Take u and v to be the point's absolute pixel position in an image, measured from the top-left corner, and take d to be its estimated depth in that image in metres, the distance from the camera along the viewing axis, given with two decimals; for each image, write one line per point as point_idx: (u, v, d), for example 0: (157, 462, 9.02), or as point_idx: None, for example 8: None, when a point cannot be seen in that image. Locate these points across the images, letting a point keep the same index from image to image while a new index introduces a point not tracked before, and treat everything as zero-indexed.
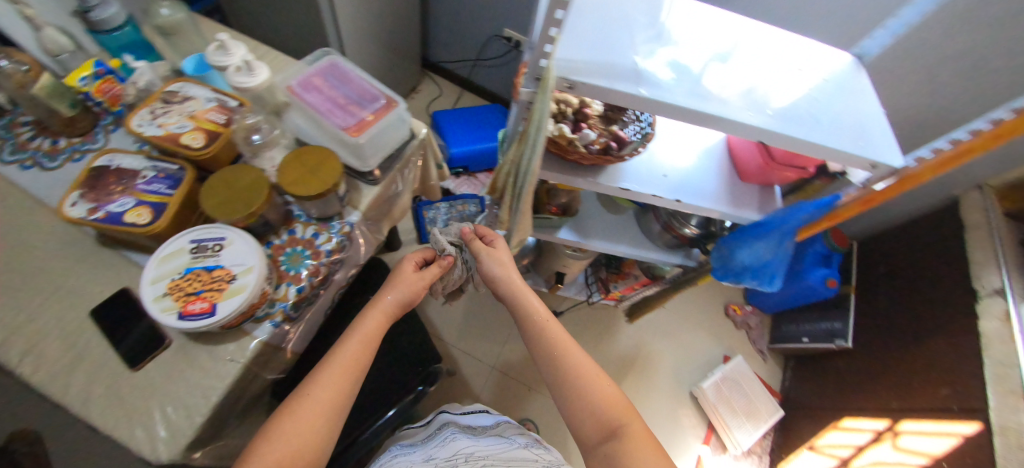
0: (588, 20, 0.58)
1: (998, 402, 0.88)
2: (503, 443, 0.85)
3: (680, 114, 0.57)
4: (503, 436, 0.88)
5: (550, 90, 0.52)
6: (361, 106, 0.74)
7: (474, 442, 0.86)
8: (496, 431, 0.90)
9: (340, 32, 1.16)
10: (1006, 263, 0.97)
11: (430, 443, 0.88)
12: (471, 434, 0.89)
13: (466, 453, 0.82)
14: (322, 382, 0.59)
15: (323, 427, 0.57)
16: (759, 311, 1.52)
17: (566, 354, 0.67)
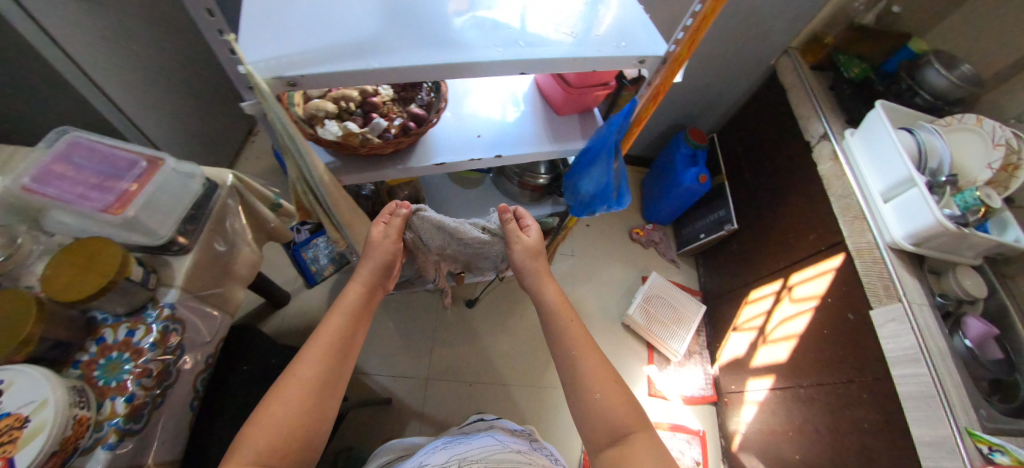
0: (293, 6, 0.52)
1: (850, 229, 0.98)
2: (493, 446, 0.75)
3: (428, 75, 0.53)
4: (493, 440, 0.79)
5: (265, 96, 0.46)
6: (120, 177, 0.65)
7: (464, 446, 0.76)
8: (485, 435, 0.81)
9: (125, 96, 1.02)
10: (821, 110, 1.10)
11: (417, 457, 0.78)
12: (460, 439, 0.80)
13: (460, 456, 0.72)
14: (311, 363, 0.56)
15: (313, 412, 0.53)
16: (660, 226, 1.61)
17: (569, 335, 0.65)
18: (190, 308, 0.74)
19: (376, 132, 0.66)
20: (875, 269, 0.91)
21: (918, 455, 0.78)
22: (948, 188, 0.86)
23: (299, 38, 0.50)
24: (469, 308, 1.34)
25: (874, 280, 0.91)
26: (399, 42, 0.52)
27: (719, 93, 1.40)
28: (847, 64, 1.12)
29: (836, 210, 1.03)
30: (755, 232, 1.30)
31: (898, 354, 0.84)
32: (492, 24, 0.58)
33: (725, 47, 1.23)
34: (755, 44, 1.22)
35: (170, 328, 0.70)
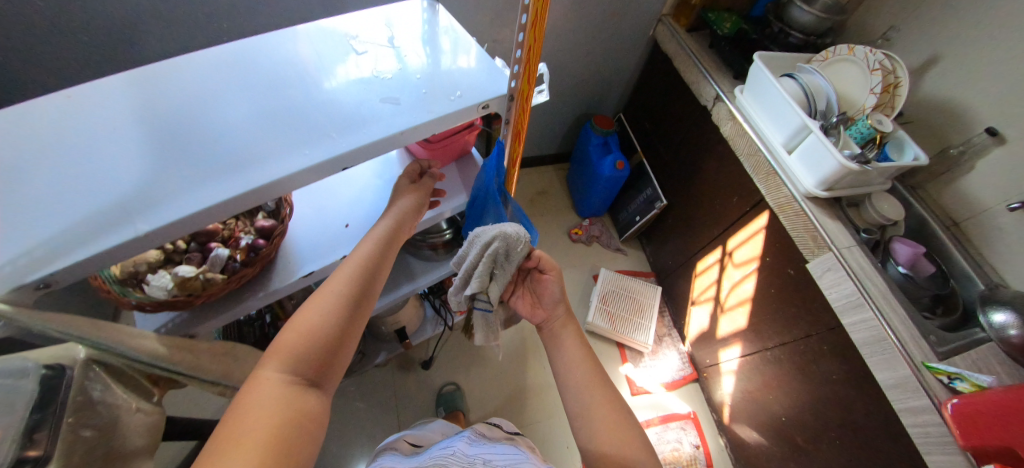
0: (21, 174, 0.41)
1: (767, 187, 0.97)
2: (518, 457, 0.68)
3: (230, 210, 0.42)
4: (521, 453, 0.71)
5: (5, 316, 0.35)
6: None
7: (493, 449, 0.70)
8: (516, 448, 0.73)
9: None
10: (708, 72, 1.08)
11: (442, 444, 0.73)
12: (487, 439, 0.74)
13: (488, 457, 0.65)
14: (350, 273, 0.50)
15: (346, 328, 0.47)
16: (597, 218, 1.58)
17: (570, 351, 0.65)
18: None
19: (218, 266, 0.56)
20: (799, 221, 0.90)
21: (889, 399, 0.77)
22: (840, 127, 0.86)
23: (30, 217, 0.38)
24: (427, 370, 1.26)
25: (801, 232, 0.90)
26: (174, 182, 0.42)
27: (611, 75, 1.38)
28: (718, 21, 1.11)
29: (749, 169, 1.01)
30: (683, 203, 1.29)
31: (843, 302, 0.83)
32: (294, 116, 0.47)
33: (601, 31, 1.20)
34: (629, 21, 1.20)
35: None
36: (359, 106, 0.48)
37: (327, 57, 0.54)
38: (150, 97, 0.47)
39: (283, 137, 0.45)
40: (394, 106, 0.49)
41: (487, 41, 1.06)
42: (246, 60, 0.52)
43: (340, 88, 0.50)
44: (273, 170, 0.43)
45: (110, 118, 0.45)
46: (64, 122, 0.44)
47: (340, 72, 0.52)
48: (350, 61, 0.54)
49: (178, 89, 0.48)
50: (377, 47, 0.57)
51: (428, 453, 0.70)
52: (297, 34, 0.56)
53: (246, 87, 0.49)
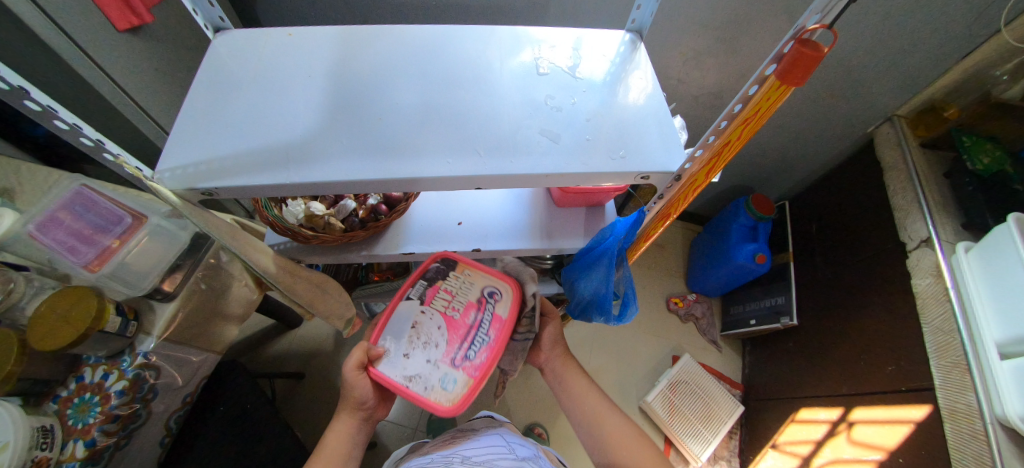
0: (234, 97, 0.49)
1: (945, 380, 0.74)
2: (496, 444, 0.67)
3: (356, 187, 0.44)
4: (502, 439, 0.69)
5: (175, 208, 0.45)
6: (104, 232, 0.66)
7: (470, 445, 0.67)
8: (495, 432, 0.72)
9: None
10: (928, 207, 0.85)
11: (424, 451, 0.71)
12: (466, 437, 0.71)
13: (463, 455, 0.63)
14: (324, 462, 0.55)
15: None
16: (704, 297, 1.41)
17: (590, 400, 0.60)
18: (168, 355, 0.75)
19: (343, 214, 0.60)
20: (971, 446, 0.68)
21: None
22: None
23: (222, 137, 0.47)
24: None
25: (969, 461, 0.68)
26: (324, 148, 0.45)
27: (796, 157, 1.17)
28: (974, 150, 0.86)
29: (930, 346, 0.79)
30: (818, 335, 1.07)
31: None
32: (454, 119, 0.47)
33: (806, 108, 1.02)
34: (847, 108, 0.99)
35: (142, 375, 0.71)
36: (516, 130, 0.46)
37: (506, 63, 0.52)
38: (344, 58, 0.52)
39: (431, 138, 0.46)
40: (549, 142, 0.46)
41: (670, 80, 0.97)
42: (432, 45, 0.53)
43: (502, 105, 0.48)
44: (408, 168, 0.43)
45: (305, 70, 0.51)
46: (276, 65, 0.52)
47: (511, 85, 0.50)
48: (526, 76, 0.51)
49: (367, 57, 0.52)
50: (560, 67, 0.52)
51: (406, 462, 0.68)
52: (492, 30, 0.55)
53: (422, 73, 0.50)
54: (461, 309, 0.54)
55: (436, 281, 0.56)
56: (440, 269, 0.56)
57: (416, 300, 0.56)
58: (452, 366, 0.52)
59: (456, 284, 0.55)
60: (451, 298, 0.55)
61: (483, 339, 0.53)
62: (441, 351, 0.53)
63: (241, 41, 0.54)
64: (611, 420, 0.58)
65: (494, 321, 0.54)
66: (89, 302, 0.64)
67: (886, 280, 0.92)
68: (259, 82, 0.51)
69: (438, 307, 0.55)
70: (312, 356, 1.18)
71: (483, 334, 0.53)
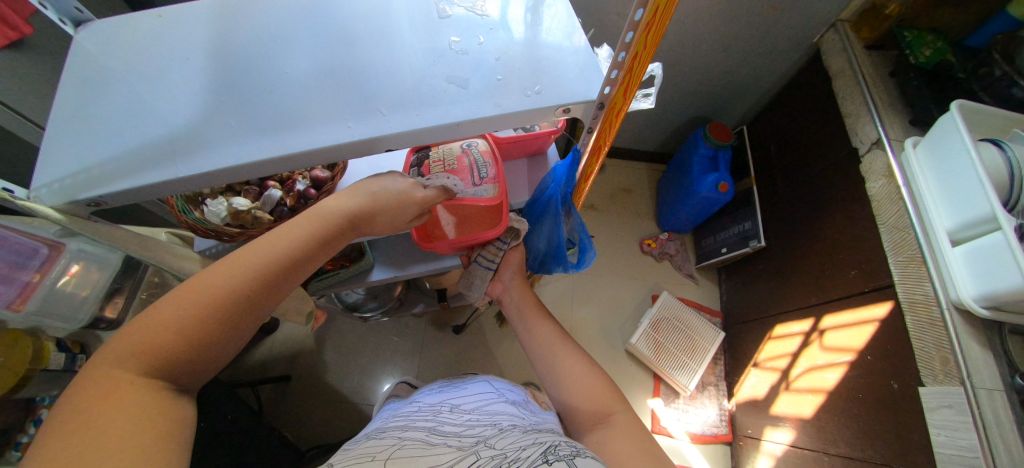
0: (106, 94, 0.44)
1: (903, 275, 0.76)
2: (485, 395, 0.62)
3: (259, 169, 0.41)
4: (490, 387, 0.66)
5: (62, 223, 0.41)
6: (21, 268, 0.59)
7: (460, 392, 0.64)
8: (483, 380, 0.68)
9: None
10: (876, 108, 0.85)
11: (412, 396, 0.68)
12: (455, 385, 0.67)
13: (452, 403, 0.60)
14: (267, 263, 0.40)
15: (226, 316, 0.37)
16: (677, 234, 1.42)
17: (558, 346, 0.58)
18: None
19: (268, 205, 0.57)
20: (931, 333, 0.70)
21: None
22: None
23: (99, 138, 0.42)
24: (457, 335, 1.24)
25: (928, 347, 0.71)
26: (215, 130, 0.41)
27: (748, 79, 1.15)
28: (916, 44, 0.85)
29: (888, 245, 0.80)
30: (785, 253, 1.09)
31: (951, 452, 0.65)
32: (352, 79, 0.43)
33: (750, 27, 0.98)
34: (789, 20, 0.96)
35: None
36: (421, 81, 0.43)
37: (406, 10, 0.47)
38: (224, 30, 0.46)
39: (332, 101, 0.42)
40: (458, 89, 0.42)
41: (608, 15, 0.92)
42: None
43: (405, 57, 0.44)
44: (307, 138, 0.40)
45: (182, 49, 0.46)
46: (150, 50, 0.46)
47: (413, 33, 0.46)
48: (429, 23, 0.46)
49: (249, 25, 0.46)
50: (466, 7, 0.48)
51: (392, 406, 0.66)
52: None
53: (312, 35, 0.46)
54: (455, 162, 0.58)
55: (422, 161, 0.59)
56: (422, 154, 0.60)
57: (419, 179, 0.57)
58: (477, 186, 0.56)
59: (440, 152, 0.59)
60: (443, 162, 0.58)
61: (484, 165, 0.57)
62: (463, 182, 0.56)
63: (105, 30, 0.48)
64: (577, 373, 0.55)
65: (484, 154, 0.58)
66: (26, 340, 0.61)
67: (844, 188, 0.92)
68: (132, 73, 0.45)
69: (437, 170, 0.57)
70: (295, 356, 1.17)
71: (485, 163, 0.57)
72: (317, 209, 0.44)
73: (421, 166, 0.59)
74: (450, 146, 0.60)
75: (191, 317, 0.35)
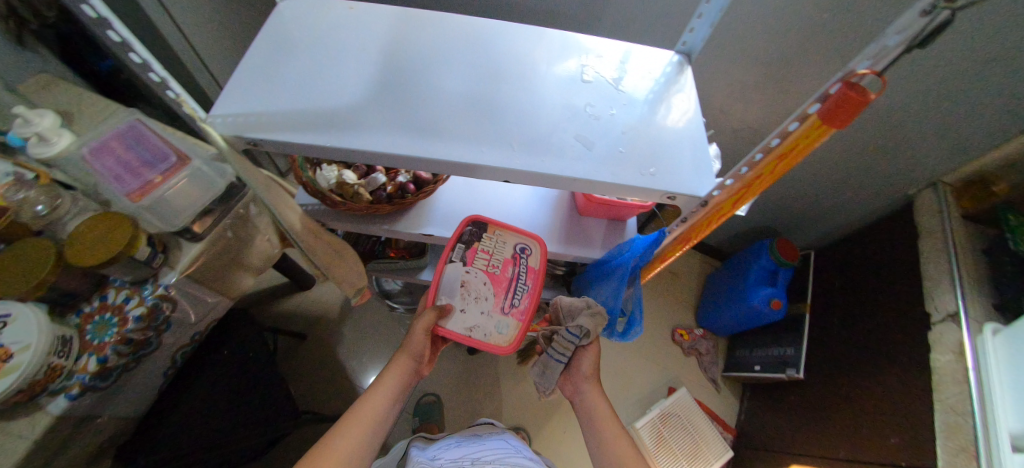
0: (291, 57, 0.52)
1: (949, 464, 0.71)
2: (502, 452, 0.73)
3: (396, 161, 0.46)
4: (506, 444, 0.77)
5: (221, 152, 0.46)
6: (151, 167, 0.70)
7: (478, 446, 0.75)
8: (499, 437, 0.79)
9: None
10: (962, 283, 0.81)
11: (438, 442, 0.79)
12: (474, 438, 0.79)
13: (472, 458, 0.71)
14: (375, 409, 0.63)
15: (364, 447, 0.60)
16: (711, 334, 1.39)
17: (604, 418, 0.65)
18: (186, 292, 0.79)
19: (372, 186, 0.63)
20: None
21: None
22: None
23: (274, 93, 0.49)
24: (469, 356, 1.26)
25: None
26: (370, 117, 0.47)
27: (830, 207, 1.14)
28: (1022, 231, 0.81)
29: (939, 427, 0.76)
30: (822, 395, 1.04)
31: None
32: (494, 111, 0.49)
33: (847, 162, 0.98)
34: (889, 168, 0.96)
35: (160, 306, 0.75)
36: (554, 131, 0.49)
37: (552, 67, 0.54)
38: (398, 37, 0.54)
39: (474, 124, 0.48)
40: (583, 149, 0.48)
41: (712, 111, 0.96)
42: (482, 35, 0.55)
43: (543, 108, 0.50)
44: (446, 148, 0.45)
45: (360, 41, 0.53)
46: (334, 34, 0.54)
47: (555, 88, 0.52)
48: (570, 82, 0.53)
49: (419, 39, 0.54)
50: (607, 79, 0.54)
51: (421, 448, 0.78)
52: (545, 34, 0.57)
53: (469, 64, 0.52)
54: (500, 266, 0.60)
55: (471, 244, 0.60)
56: (473, 232, 0.60)
57: (459, 264, 0.60)
58: (503, 314, 0.60)
59: (492, 244, 0.61)
60: (488, 258, 0.60)
61: (522, 288, 0.60)
62: (492, 303, 0.60)
63: (303, 6, 0.57)
64: (617, 442, 0.63)
65: (528, 270, 0.60)
66: (126, 226, 0.68)
67: (907, 352, 0.88)
68: (316, 47, 0.53)
69: (480, 267, 0.60)
70: (316, 321, 1.22)
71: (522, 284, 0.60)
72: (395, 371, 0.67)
73: (468, 246, 0.61)
74: (504, 239, 0.61)
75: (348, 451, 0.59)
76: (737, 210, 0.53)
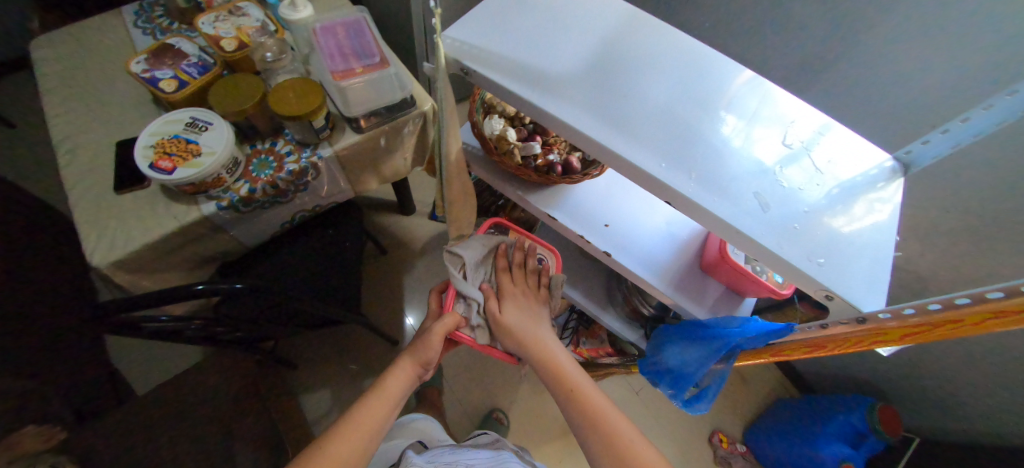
0: (526, 9, 0.56)
1: None
2: (495, 458, 0.75)
3: (581, 141, 0.50)
4: (498, 453, 0.78)
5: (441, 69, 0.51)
6: (358, 57, 0.79)
7: (471, 454, 0.77)
8: (492, 448, 0.81)
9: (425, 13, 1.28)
10: None
11: (431, 449, 0.81)
12: (468, 449, 0.80)
13: (465, 463, 0.73)
14: (377, 407, 0.63)
15: (365, 440, 0.59)
16: (752, 457, 1.24)
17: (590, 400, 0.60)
18: (329, 169, 0.90)
19: (525, 152, 0.66)
20: None
21: None
22: None
23: (502, 36, 0.53)
24: None
25: None
26: (575, 92, 0.50)
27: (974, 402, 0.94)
28: None
29: None
30: None
31: None
32: (685, 135, 0.50)
33: None
34: None
35: (308, 170, 0.86)
36: (732, 180, 0.49)
37: (753, 118, 0.54)
38: (623, 33, 0.55)
39: (662, 139, 0.49)
40: (756, 208, 0.48)
41: None
42: (700, 59, 0.55)
43: (731, 157, 0.50)
44: (631, 150, 0.48)
45: (589, 18, 0.56)
46: (568, 2, 0.57)
47: (748, 139, 0.52)
48: (765, 141, 0.52)
49: (641, 44, 0.55)
50: (805, 155, 0.52)
51: (413, 451, 0.80)
52: (758, 88, 0.56)
53: (678, 86, 0.53)
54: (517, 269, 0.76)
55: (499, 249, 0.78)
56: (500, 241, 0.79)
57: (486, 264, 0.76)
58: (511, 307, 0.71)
59: (515, 251, 0.78)
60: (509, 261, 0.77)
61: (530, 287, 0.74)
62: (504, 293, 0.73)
63: None
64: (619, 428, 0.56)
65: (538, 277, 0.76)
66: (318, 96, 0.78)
67: None
68: (549, 11, 0.56)
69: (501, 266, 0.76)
70: (400, 244, 1.32)
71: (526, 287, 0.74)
72: (396, 376, 0.67)
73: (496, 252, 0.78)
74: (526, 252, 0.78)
75: (352, 442, 0.57)
76: (877, 346, 0.48)
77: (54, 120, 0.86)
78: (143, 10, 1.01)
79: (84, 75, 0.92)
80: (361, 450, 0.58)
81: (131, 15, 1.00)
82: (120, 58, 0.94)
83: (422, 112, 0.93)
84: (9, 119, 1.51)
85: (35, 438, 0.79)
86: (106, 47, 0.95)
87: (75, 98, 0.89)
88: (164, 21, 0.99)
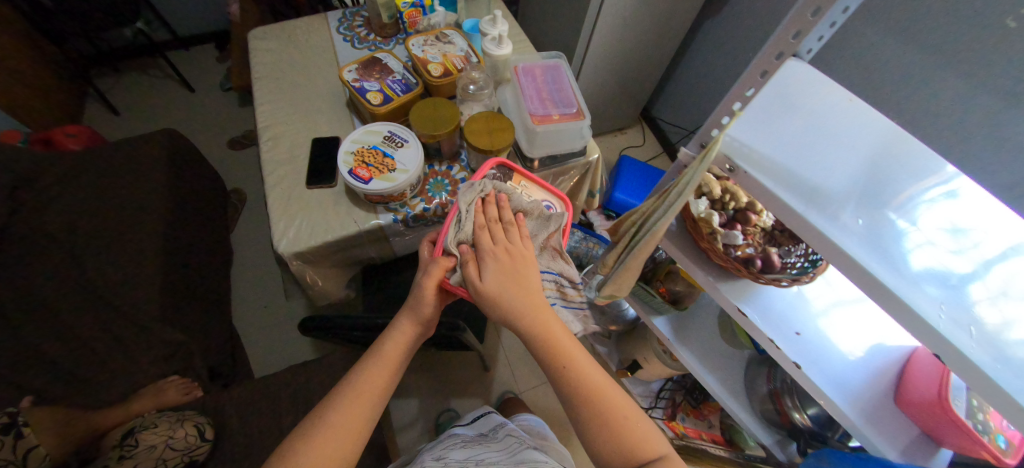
0: (793, 116, 0.55)
1: None
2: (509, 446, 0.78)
3: (843, 263, 0.47)
4: (512, 441, 0.81)
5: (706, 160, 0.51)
6: (556, 106, 0.81)
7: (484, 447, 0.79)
8: (503, 436, 0.84)
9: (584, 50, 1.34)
10: None
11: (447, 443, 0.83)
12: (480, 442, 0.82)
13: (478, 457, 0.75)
14: (375, 373, 0.57)
15: (365, 412, 0.55)
16: None
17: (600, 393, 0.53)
18: None
19: (726, 241, 0.65)
20: None
21: None
22: None
23: (769, 139, 0.53)
24: None
25: None
26: (843, 213, 0.49)
27: None
28: None
29: None
30: None
31: None
32: (963, 282, 0.46)
33: None
34: None
35: None
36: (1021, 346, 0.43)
37: None
38: (894, 164, 0.53)
39: (937, 282, 0.45)
40: None
41: None
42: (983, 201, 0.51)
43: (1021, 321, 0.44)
44: (902, 287, 0.45)
45: (859, 138, 0.54)
46: (838, 116, 0.55)
47: None
48: None
49: (911, 176, 0.52)
50: None
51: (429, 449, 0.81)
52: None
53: (955, 229, 0.49)
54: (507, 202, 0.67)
55: (477, 182, 0.67)
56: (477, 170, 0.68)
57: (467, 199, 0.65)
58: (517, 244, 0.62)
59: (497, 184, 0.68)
60: None
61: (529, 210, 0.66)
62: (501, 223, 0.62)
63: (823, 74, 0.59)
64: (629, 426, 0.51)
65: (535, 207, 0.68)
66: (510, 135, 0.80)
67: None
68: (817, 122, 0.55)
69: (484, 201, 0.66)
70: None
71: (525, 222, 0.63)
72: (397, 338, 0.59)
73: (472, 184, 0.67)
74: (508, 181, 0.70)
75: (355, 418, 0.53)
76: None
77: (263, 108, 0.95)
78: (345, 18, 1.10)
79: (290, 71, 1.01)
80: (360, 425, 0.54)
81: (334, 21, 1.10)
82: (322, 60, 1.03)
83: (589, 159, 0.93)
84: (191, 85, 1.73)
85: (177, 389, 0.99)
86: (312, 48, 1.04)
87: (281, 90, 0.98)
88: (362, 31, 1.08)
